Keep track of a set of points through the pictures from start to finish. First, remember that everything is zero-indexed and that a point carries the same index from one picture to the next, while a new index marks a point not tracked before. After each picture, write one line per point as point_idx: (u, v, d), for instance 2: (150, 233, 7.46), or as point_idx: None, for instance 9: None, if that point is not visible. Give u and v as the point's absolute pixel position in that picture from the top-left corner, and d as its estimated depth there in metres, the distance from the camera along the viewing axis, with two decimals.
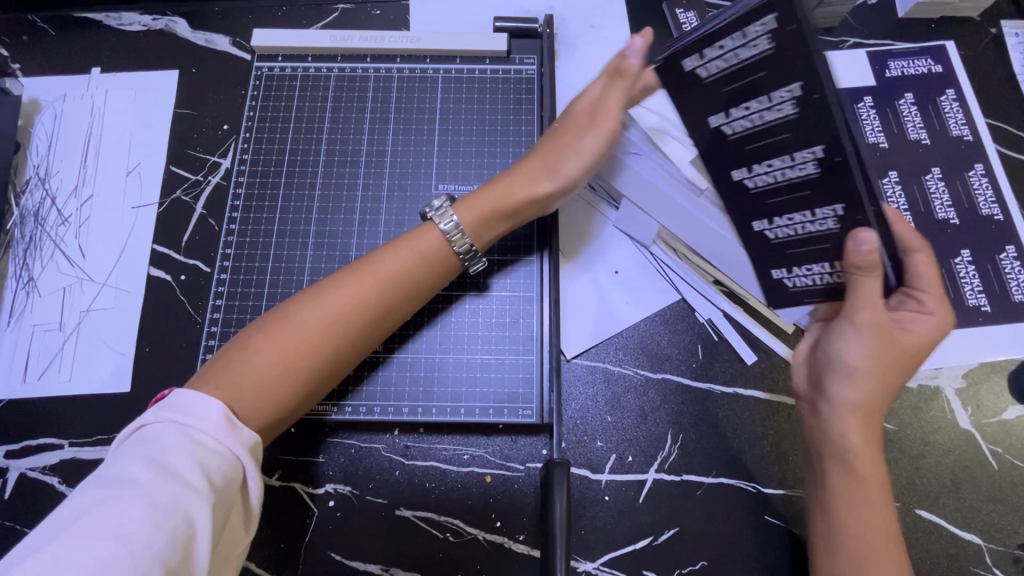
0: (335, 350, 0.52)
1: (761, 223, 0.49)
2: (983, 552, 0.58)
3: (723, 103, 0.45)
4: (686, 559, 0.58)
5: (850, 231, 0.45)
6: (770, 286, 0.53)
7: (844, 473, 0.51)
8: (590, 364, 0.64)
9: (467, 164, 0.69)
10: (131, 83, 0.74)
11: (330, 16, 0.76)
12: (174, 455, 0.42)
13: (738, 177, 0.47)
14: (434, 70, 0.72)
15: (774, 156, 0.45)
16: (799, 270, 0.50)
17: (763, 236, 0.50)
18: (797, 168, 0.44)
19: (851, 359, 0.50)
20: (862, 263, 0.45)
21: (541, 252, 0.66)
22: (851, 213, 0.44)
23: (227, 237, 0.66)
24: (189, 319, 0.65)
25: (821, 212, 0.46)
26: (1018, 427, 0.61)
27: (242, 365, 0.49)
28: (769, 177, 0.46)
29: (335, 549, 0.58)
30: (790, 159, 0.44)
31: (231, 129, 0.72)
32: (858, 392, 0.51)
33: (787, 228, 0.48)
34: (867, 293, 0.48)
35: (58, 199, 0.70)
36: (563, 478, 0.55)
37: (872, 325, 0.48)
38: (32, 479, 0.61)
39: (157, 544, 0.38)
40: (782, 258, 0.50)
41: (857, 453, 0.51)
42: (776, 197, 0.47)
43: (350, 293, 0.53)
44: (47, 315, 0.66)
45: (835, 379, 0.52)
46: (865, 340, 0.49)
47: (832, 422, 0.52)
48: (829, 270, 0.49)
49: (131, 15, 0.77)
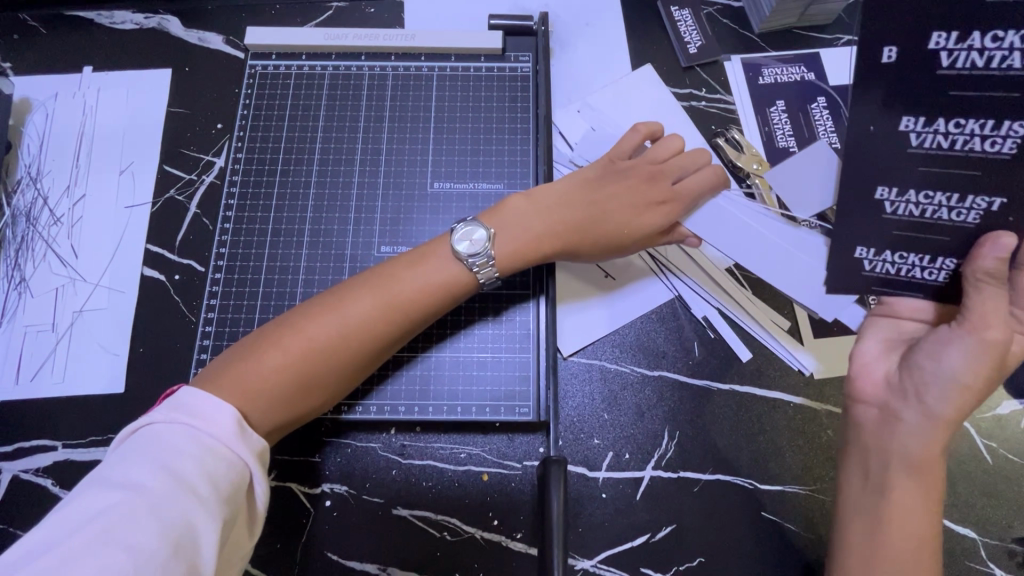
0: (347, 361, 0.52)
1: (885, 191, 0.45)
2: (978, 547, 0.58)
3: (964, 21, 0.37)
4: (683, 556, 0.58)
5: (983, 231, 0.43)
6: (844, 266, 0.49)
7: (908, 483, 0.46)
8: (586, 362, 0.64)
9: (462, 163, 0.68)
10: (123, 81, 0.74)
11: (324, 14, 0.76)
12: (183, 459, 0.42)
13: (902, 127, 0.42)
14: (429, 68, 0.72)
15: (972, 116, 0.40)
16: (890, 256, 0.47)
17: (877, 206, 0.45)
18: (990, 140, 0.40)
19: (954, 369, 0.45)
20: (994, 271, 0.42)
21: (538, 292, 0.64)
22: (1004, 213, 0.42)
23: (221, 237, 0.66)
24: (183, 319, 0.65)
25: (972, 200, 0.43)
26: (1012, 422, 0.61)
27: (251, 364, 0.50)
28: (941, 138, 0.41)
29: (332, 549, 0.58)
30: (992, 128, 0.40)
31: (224, 128, 0.72)
32: (954, 404, 0.45)
33: (909, 205, 0.44)
34: (991, 306, 0.43)
35: (50, 199, 0.70)
36: (560, 476, 0.55)
37: (992, 339, 0.43)
38: (24, 481, 0.60)
39: (159, 552, 0.38)
40: (881, 237, 0.46)
41: (933, 465, 0.46)
42: (930, 166, 0.43)
43: (365, 305, 0.53)
44: (40, 315, 0.66)
45: (927, 385, 0.46)
46: (978, 353, 0.44)
47: (917, 431, 0.46)
48: (923, 264, 0.47)
49: (123, 13, 0.76)
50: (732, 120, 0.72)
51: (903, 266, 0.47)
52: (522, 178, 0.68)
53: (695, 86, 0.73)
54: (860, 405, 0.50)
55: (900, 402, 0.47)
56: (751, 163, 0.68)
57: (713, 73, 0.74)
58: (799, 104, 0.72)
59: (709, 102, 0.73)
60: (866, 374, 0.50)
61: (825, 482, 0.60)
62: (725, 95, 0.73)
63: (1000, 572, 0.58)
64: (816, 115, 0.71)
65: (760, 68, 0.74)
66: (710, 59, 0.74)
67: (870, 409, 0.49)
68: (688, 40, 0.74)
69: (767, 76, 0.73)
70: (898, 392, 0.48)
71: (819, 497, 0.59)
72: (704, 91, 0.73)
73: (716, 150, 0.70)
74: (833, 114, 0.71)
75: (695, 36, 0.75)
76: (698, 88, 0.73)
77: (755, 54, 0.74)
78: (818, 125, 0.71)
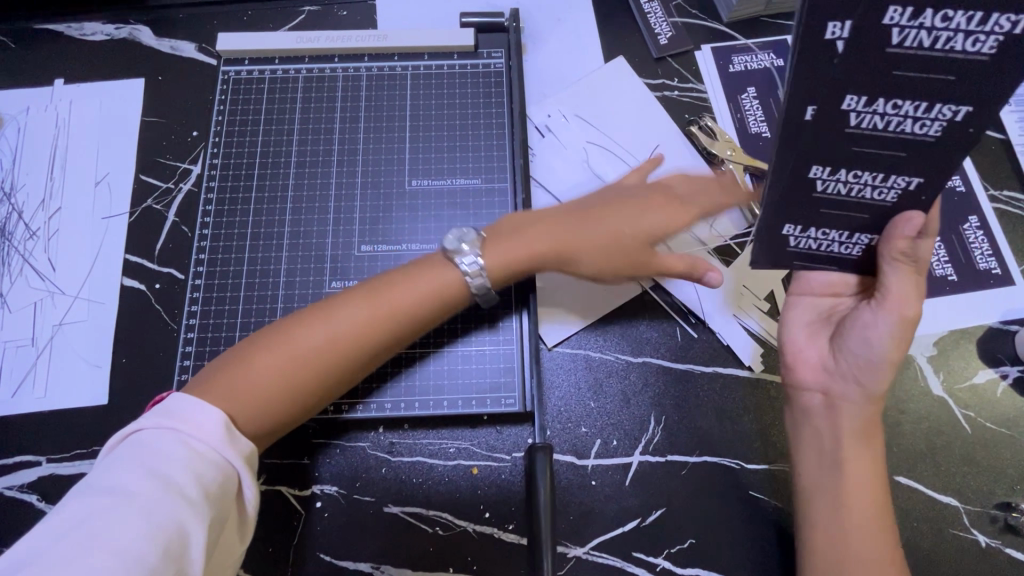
0: (335, 364, 0.52)
1: (819, 170, 0.43)
2: (961, 514, 0.59)
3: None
4: (674, 539, 0.59)
5: (899, 210, 0.45)
6: (773, 241, 0.49)
7: (853, 453, 0.53)
8: (571, 352, 0.64)
9: (439, 160, 0.69)
10: (95, 93, 0.73)
11: (296, 18, 0.76)
12: (170, 465, 0.42)
13: (844, 107, 0.39)
14: (402, 67, 0.72)
15: (909, 98, 0.38)
16: (814, 232, 0.48)
17: (810, 184, 0.44)
18: (920, 122, 0.39)
19: (880, 347, 0.52)
20: (905, 250, 0.47)
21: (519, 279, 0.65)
22: (919, 192, 0.44)
23: (200, 243, 0.66)
24: (166, 327, 0.65)
25: (893, 179, 0.43)
26: (989, 391, 0.63)
27: (239, 371, 0.50)
28: (877, 119, 0.39)
29: (325, 550, 0.58)
30: (924, 111, 0.38)
31: (200, 135, 0.72)
32: (881, 379, 0.53)
33: (839, 183, 0.44)
34: (905, 285, 0.49)
35: (25, 213, 0.69)
36: (546, 463, 0.56)
37: (908, 317, 0.50)
38: (9, 498, 0.60)
39: (151, 557, 0.38)
40: (807, 214, 0.47)
41: (875, 432, 0.53)
42: (862, 145, 0.41)
43: (361, 314, 0.53)
44: (18, 331, 0.65)
45: (857, 364, 0.53)
46: (897, 329, 0.51)
47: (856, 408, 0.54)
48: (842, 239, 0.49)
49: (93, 25, 0.76)
50: (705, 108, 0.73)
51: (816, 240, 0.49)
52: (500, 173, 0.68)
53: (667, 76, 0.74)
54: (805, 393, 0.56)
55: (839, 385, 0.54)
56: (725, 149, 0.70)
57: (684, 63, 0.75)
58: (769, 90, 0.73)
59: (682, 91, 0.74)
60: (803, 358, 0.57)
61: None
62: (698, 84, 0.74)
63: (984, 538, 0.59)
64: None
65: (731, 56, 0.75)
66: (681, 50, 0.75)
67: (814, 395, 0.56)
68: (659, 32, 0.76)
69: (737, 64, 0.75)
70: (835, 377, 0.55)
71: None
72: (677, 81, 0.74)
73: (691, 138, 0.71)
74: None
75: (665, 27, 0.76)
76: (671, 78, 0.74)
77: (725, 43, 0.76)
78: None
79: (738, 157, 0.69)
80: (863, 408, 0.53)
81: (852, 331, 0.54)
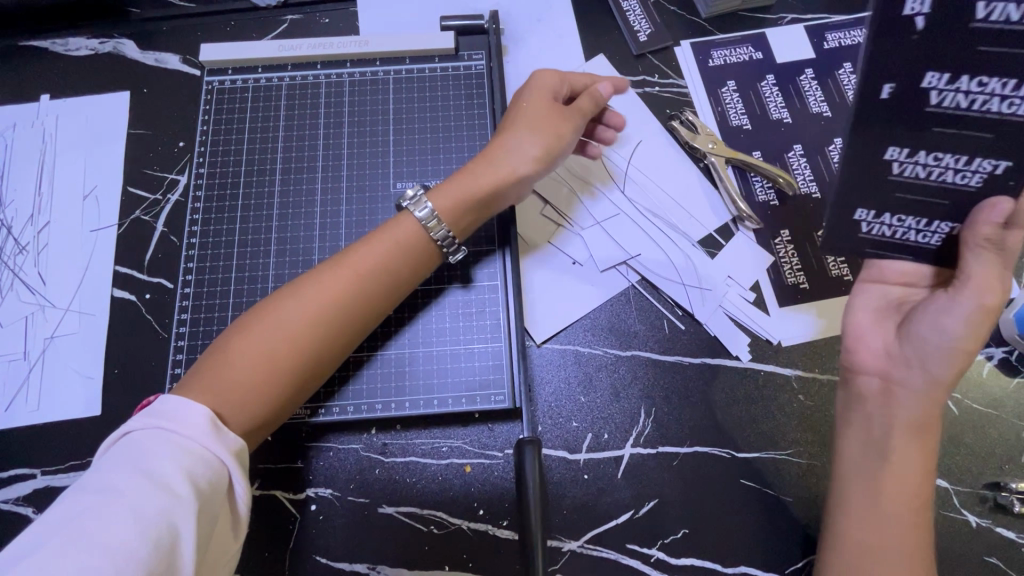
0: (313, 344, 0.52)
1: (895, 150, 0.44)
2: (951, 495, 0.60)
3: None
4: (668, 529, 0.59)
5: (984, 197, 0.45)
6: (843, 225, 0.50)
7: (904, 443, 0.52)
8: (559, 347, 0.65)
9: (423, 161, 0.70)
10: (81, 107, 0.74)
11: (280, 27, 0.77)
12: (160, 462, 0.43)
13: (925, 84, 0.41)
14: (385, 72, 0.73)
15: (995, 75, 0.39)
16: (888, 218, 0.48)
17: (886, 166, 0.45)
18: (1008, 101, 0.40)
19: (951, 335, 0.50)
20: (992, 236, 0.45)
21: (504, 276, 0.66)
22: (1005, 177, 0.43)
23: (189, 251, 0.67)
24: (156, 336, 0.65)
25: (979, 163, 0.43)
26: (974, 372, 0.64)
27: (221, 364, 0.50)
28: (962, 97, 0.41)
29: (321, 553, 0.58)
30: (1012, 88, 0.39)
31: (187, 146, 0.72)
32: (953, 368, 0.51)
33: (918, 166, 0.45)
34: (989, 271, 0.47)
35: (14, 228, 0.69)
36: (535, 455, 0.56)
37: (988, 305, 0.48)
38: (4, 511, 0.60)
39: (141, 552, 0.39)
40: (881, 198, 0.47)
41: (930, 423, 0.52)
42: (946, 125, 0.42)
43: (332, 293, 0.53)
44: (11, 345, 0.65)
45: (925, 351, 0.52)
46: (973, 317, 0.49)
47: (918, 394, 0.53)
48: (919, 227, 0.48)
49: (77, 40, 0.76)
50: (685, 103, 0.74)
51: (917, 227, 0.48)
52: None
53: (647, 72, 0.75)
54: (863, 376, 0.56)
55: (900, 371, 0.54)
56: (706, 142, 0.70)
57: (664, 59, 0.76)
58: (749, 84, 0.74)
59: (663, 87, 0.75)
60: (865, 342, 0.56)
61: (797, 444, 0.61)
62: (678, 79, 0.75)
63: (975, 518, 0.59)
64: (765, 92, 0.74)
65: (710, 51, 0.76)
66: (661, 46, 0.76)
67: (871, 379, 0.55)
68: (638, 29, 0.76)
69: (717, 58, 0.75)
70: (897, 363, 0.54)
71: (793, 461, 0.61)
72: (657, 76, 0.75)
73: (672, 132, 0.72)
74: (782, 91, 0.74)
75: (644, 24, 0.77)
76: (651, 74, 0.75)
77: (704, 38, 0.76)
78: (768, 102, 0.73)
79: (719, 150, 0.70)
80: (924, 400, 0.52)
81: (930, 325, 0.52)
